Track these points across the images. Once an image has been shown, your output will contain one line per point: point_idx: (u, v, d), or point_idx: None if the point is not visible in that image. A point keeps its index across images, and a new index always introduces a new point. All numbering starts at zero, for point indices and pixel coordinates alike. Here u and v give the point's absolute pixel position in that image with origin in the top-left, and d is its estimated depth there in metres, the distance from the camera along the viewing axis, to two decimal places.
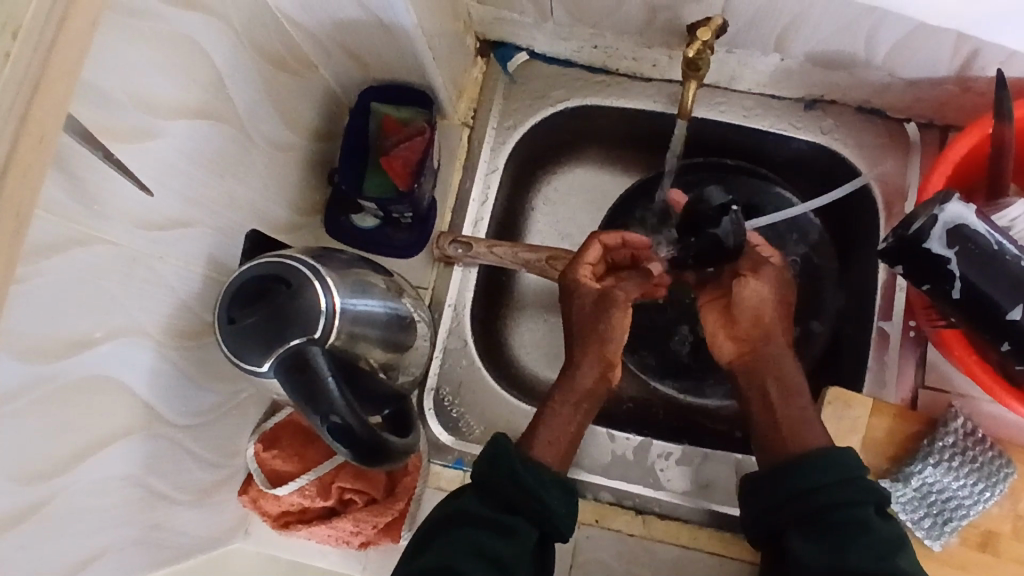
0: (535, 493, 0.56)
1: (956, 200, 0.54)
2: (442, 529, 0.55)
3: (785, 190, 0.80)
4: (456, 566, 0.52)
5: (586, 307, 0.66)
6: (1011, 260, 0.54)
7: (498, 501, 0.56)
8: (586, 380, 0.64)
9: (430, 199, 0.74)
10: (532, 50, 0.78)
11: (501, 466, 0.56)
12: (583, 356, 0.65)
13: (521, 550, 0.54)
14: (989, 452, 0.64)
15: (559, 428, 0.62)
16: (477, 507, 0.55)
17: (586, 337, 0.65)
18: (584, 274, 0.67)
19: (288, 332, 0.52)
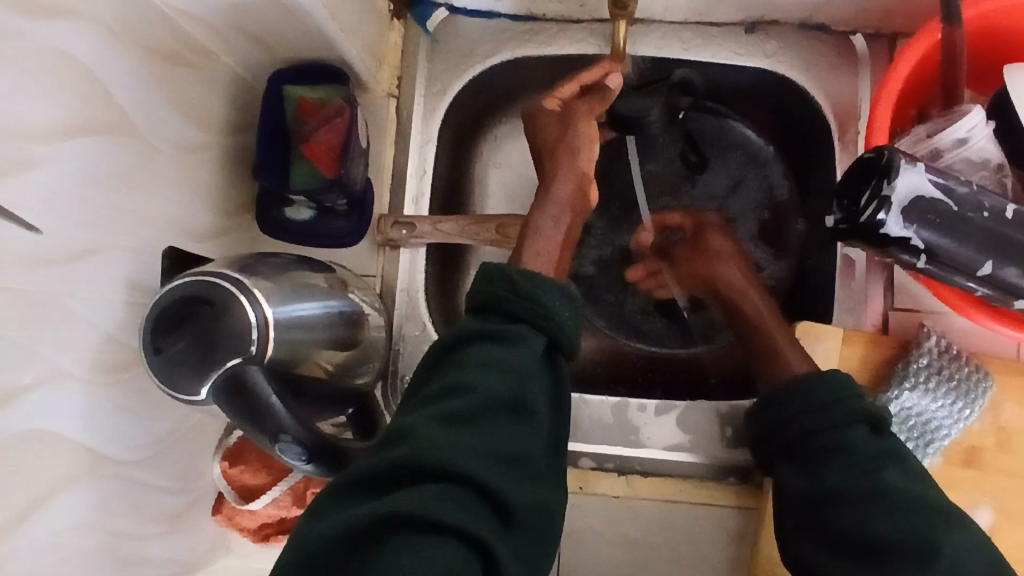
0: (536, 300, 0.51)
1: (906, 172, 0.48)
2: (449, 360, 0.51)
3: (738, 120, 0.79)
4: (466, 383, 0.48)
5: (551, 129, 0.62)
6: (973, 216, 0.49)
7: (500, 314, 0.51)
8: (566, 195, 0.59)
9: (364, 180, 0.68)
10: (451, 5, 0.72)
11: (495, 278, 0.52)
12: (555, 167, 0.60)
13: (530, 357, 0.49)
14: (966, 368, 0.63)
15: (545, 241, 0.58)
16: (475, 326, 0.50)
17: (557, 153, 0.61)
18: (551, 105, 0.63)
19: (218, 356, 0.48)
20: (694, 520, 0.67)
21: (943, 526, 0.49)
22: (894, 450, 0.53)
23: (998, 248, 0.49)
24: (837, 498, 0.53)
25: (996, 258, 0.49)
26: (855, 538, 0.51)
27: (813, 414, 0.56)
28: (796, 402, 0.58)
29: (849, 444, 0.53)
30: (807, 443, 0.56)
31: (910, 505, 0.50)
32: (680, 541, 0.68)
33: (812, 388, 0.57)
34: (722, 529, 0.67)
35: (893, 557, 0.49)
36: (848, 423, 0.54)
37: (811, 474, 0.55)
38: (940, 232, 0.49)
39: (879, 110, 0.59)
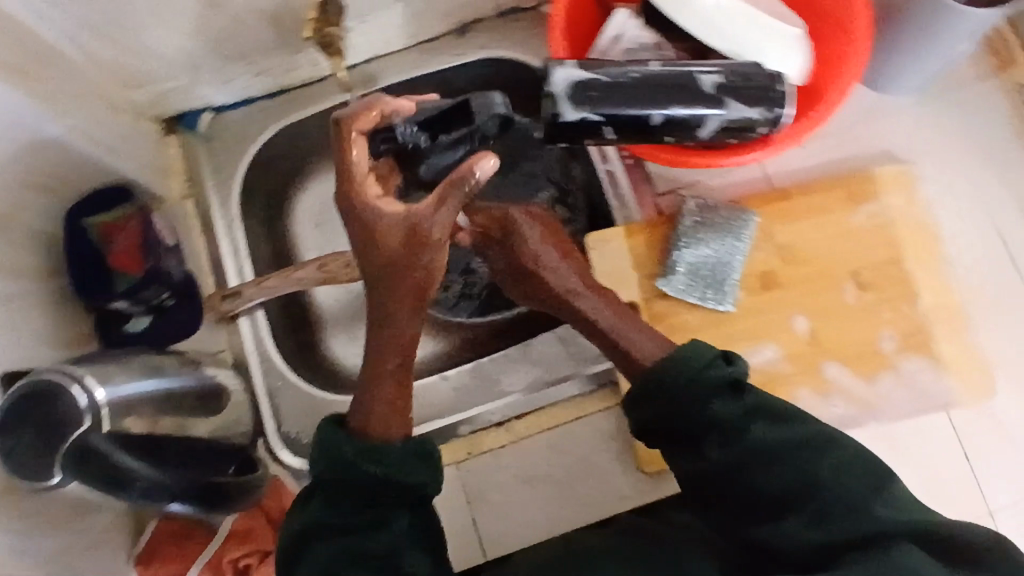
0: (389, 474, 0.47)
1: (555, 68, 0.58)
2: (334, 502, 0.47)
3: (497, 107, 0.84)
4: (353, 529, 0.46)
5: (384, 242, 0.45)
6: (624, 81, 0.59)
7: (349, 497, 0.47)
8: (384, 367, 0.49)
9: (181, 272, 0.77)
10: (213, 106, 0.83)
11: (333, 459, 0.47)
12: (394, 301, 0.47)
13: (395, 537, 0.47)
14: (726, 211, 0.73)
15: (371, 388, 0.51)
16: (324, 516, 0.47)
17: (393, 277, 0.45)
18: (392, 206, 0.45)
19: (63, 436, 0.53)
20: (572, 436, 0.73)
21: (818, 454, 0.49)
22: (761, 403, 0.51)
23: (655, 97, 0.59)
24: (730, 473, 0.50)
25: (659, 105, 0.59)
26: (752, 499, 0.49)
27: (704, 411, 0.50)
28: (662, 385, 0.52)
29: (724, 416, 0.50)
30: (681, 426, 0.51)
31: (789, 447, 0.49)
32: (570, 461, 0.73)
33: (665, 370, 0.51)
34: (602, 432, 0.73)
35: (793, 507, 0.48)
36: (710, 396, 0.50)
37: (693, 453, 0.51)
38: (605, 102, 0.58)
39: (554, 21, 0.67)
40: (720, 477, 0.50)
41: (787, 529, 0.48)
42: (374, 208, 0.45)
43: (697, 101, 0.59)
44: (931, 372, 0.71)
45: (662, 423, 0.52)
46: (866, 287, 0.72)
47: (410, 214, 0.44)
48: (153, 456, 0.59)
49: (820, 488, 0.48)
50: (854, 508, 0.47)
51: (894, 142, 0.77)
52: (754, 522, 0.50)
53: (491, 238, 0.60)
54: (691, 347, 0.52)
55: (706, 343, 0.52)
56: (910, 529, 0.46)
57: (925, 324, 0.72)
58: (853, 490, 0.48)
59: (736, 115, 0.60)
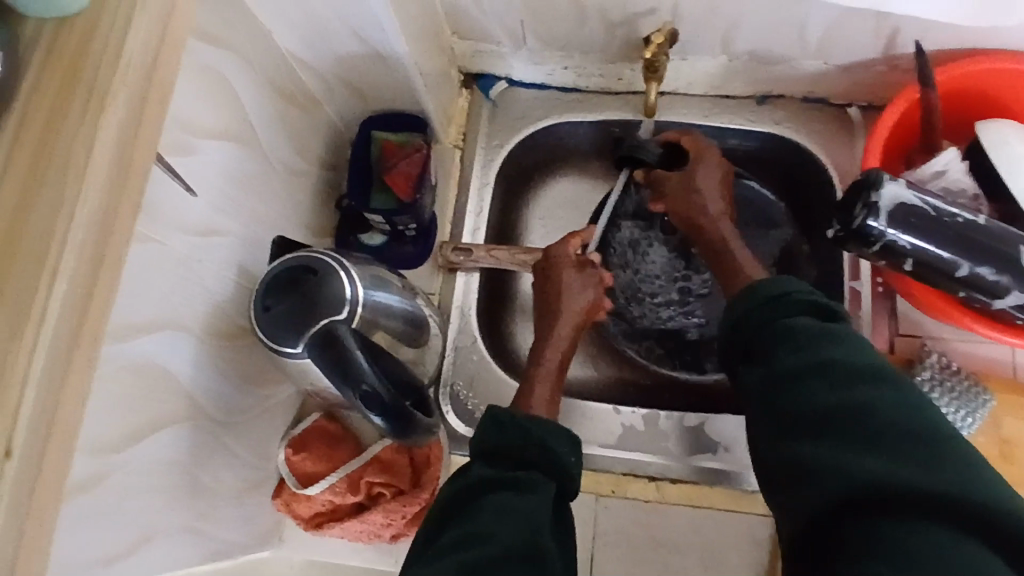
0: (547, 445, 0.55)
1: (889, 182, 0.58)
2: (495, 460, 0.54)
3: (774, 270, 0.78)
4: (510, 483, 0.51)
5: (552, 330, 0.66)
6: (948, 220, 0.58)
7: (507, 463, 0.53)
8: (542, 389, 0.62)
9: (431, 212, 0.81)
10: (510, 78, 0.87)
11: (501, 419, 0.56)
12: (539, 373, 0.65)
13: (544, 500, 0.50)
14: (966, 382, 0.70)
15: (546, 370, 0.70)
16: (487, 471, 0.52)
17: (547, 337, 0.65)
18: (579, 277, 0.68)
19: (316, 315, 0.58)
20: (721, 523, 0.72)
21: (875, 386, 0.48)
22: (848, 339, 0.53)
23: (972, 251, 0.58)
24: (792, 378, 0.52)
25: (970, 260, 0.58)
26: (792, 414, 0.50)
27: (830, 386, 0.49)
28: (756, 323, 0.59)
29: (798, 352, 0.53)
30: (759, 346, 0.57)
31: (861, 378, 0.49)
32: (706, 545, 0.72)
33: (762, 292, 0.60)
34: (748, 532, 0.72)
35: (855, 418, 0.46)
36: (830, 340, 0.52)
37: (775, 371, 0.54)
38: (922, 234, 0.58)
39: (872, 143, 0.70)
40: (785, 381, 0.52)
41: (843, 458, 0.45)
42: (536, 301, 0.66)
43: (1014, 273, 0.58)
44: None
45: (798, 413, 0.50)
46: None
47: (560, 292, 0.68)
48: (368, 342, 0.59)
49: (869, 411, 0.46)
50: (911, 434, 0.44)
51: None
52: (867, 512, 0.42)
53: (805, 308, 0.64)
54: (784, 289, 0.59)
55: (811, 293, 0.58)
56: (962, 496, 0.41)
57: None
58: (912, 427, 0.45)
59: None
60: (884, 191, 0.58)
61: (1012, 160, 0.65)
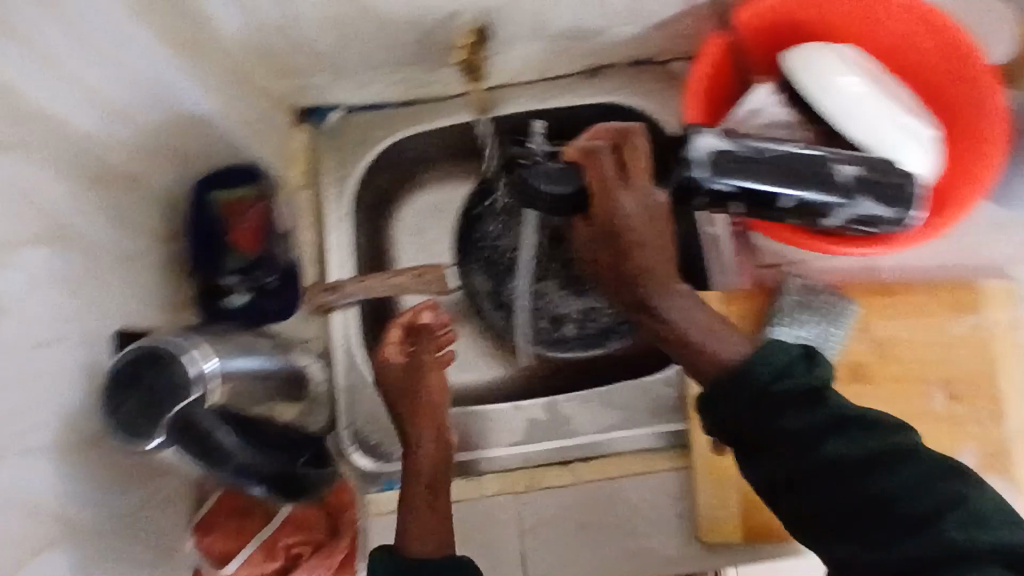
0: None
1: (699, 138, 0.58)
2: None
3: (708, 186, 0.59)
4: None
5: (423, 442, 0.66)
6: (767, 160, 0.59)
7: None
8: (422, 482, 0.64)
9: (288, 260, 0.81)
10: (345, 106, 0.86)
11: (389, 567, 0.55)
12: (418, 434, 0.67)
13: None
14: (827, 296, 0.73)
15: (411, 468, 0.65)
16: None
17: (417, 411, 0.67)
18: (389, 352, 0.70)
19: (164, 407, 0.55)
20: (637, 489, 0.73)
21: (898, 467, 0.44)
22: (850, 417, 0.45)
23: (795, 182, 0.59)
24: (834, 473, 0.44)
25: (796, 192, 0.59)
26: (844, 524, 0.44)
27: (829, 471, 0.44)
28: (756, 423, 0.46)
29: (844, 451, 0.44)
30: (792, 454, 0.45)
31: (915, 494, 0.43)
32: (628, 514, 0.73)
33: (754, 370, 0.46)
34: (666, 491, 0.73)
35: (886, 514, 0.43)
36: (834, 434, 0.45)
37: (807, 463, 0.45)
38: (745, 176, 0.58)
39: (693, 92, 0.70)
40: (819, 493, 0.45)
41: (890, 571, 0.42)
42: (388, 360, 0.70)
43: (833, 190, 0.59)
44: (1013, 496, 0.70)
45: (822, 509, 0.45)
46: (959, 398, 0.71)
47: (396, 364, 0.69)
48: (226, 416, 0.62)
49: (896, 513, 0.43)
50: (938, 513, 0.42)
51: (1005, 258, 0.76)
52: None
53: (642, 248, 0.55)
54: (777, 345, 0.48)
55: (816, 366, 0.47)
56: None
57: (1010, 444, 0.71)
58: (926, 498, 0.43)
59: (865, 211, 0.60)
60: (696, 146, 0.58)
61: (827, 77, 0.66)
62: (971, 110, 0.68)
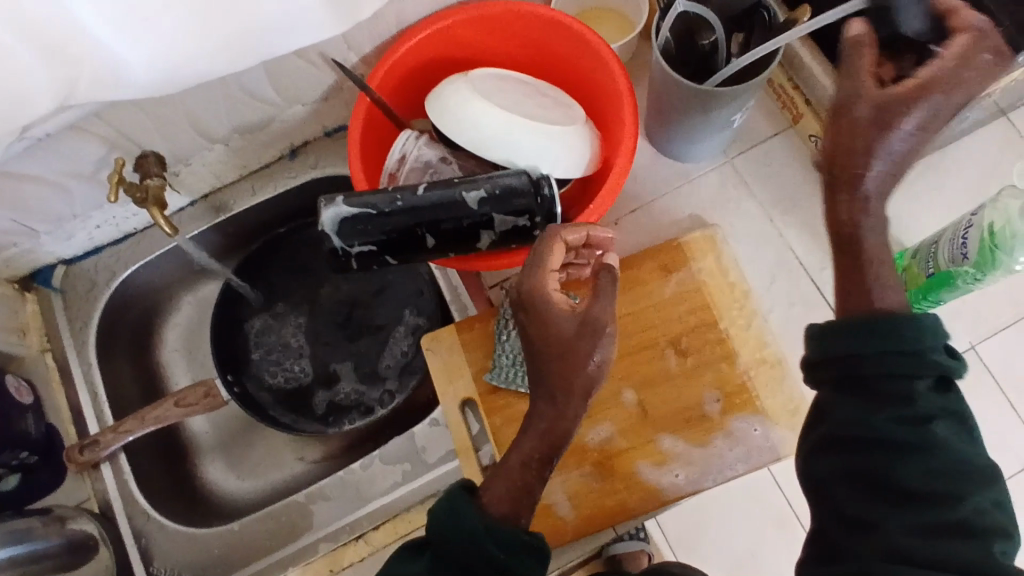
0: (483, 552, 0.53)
1: (325, 207, 0.62)
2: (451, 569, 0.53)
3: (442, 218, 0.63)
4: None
5: (562, 341, 0.60)
6: (395, 209, 0.62)
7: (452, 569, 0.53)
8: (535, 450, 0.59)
9: (41, 431, 0.79)
10: (65, 260, 0.87)
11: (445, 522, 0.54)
12: (552, 375, 0.60)
13: None
14: None
15: (528, 440, 0.59)
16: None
17: (565, 350, 0.60)
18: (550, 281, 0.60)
19: None
20: None
21: (965, 479, 0.46)
22: (923, 429, 0.47)
23: (425, 222, 0.63)
24: (883, 445, 0.47)
25: (429, 231, 0.63)
26: (890, 479, 0.47)
27: (890, 400, 0.48)
28: (882, 344, 0.48)
29: (894, 429, 0.47)
30: (870, 389, 0.48)
31: (960, 467, 0.47)
32: None
33: (900, 325, 0.48)
34: None
35: (897, 494, 0.47)
36: (917, 377, 0.48)
37: (866, 406, 0.48)
38: (370, 230, 0.63)
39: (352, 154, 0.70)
40: (872, 443, 0.48)
41: (904, 505, 0.46)
42: (547, 295, 0.60)
43: (465, 217, 0.63)
44: (763, 428, 0.72)
45: (842, 468, 0.49)
46: (686, 353, 0.74)
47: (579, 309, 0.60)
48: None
49: (930, 457, 0.46)
50: (962, 490, 0.46)
51: (699, 207, 0.81)
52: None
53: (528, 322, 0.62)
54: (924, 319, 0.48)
55: (946, 332, 0.49)
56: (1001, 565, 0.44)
57: (747, 380, 0.73)
58: (932, 491, 0.46)
59: (503, 225, 0.64)
60: (328, 217, 0.62)
61: (457, 107, 0.69)
62: (609, 87, 0.73)
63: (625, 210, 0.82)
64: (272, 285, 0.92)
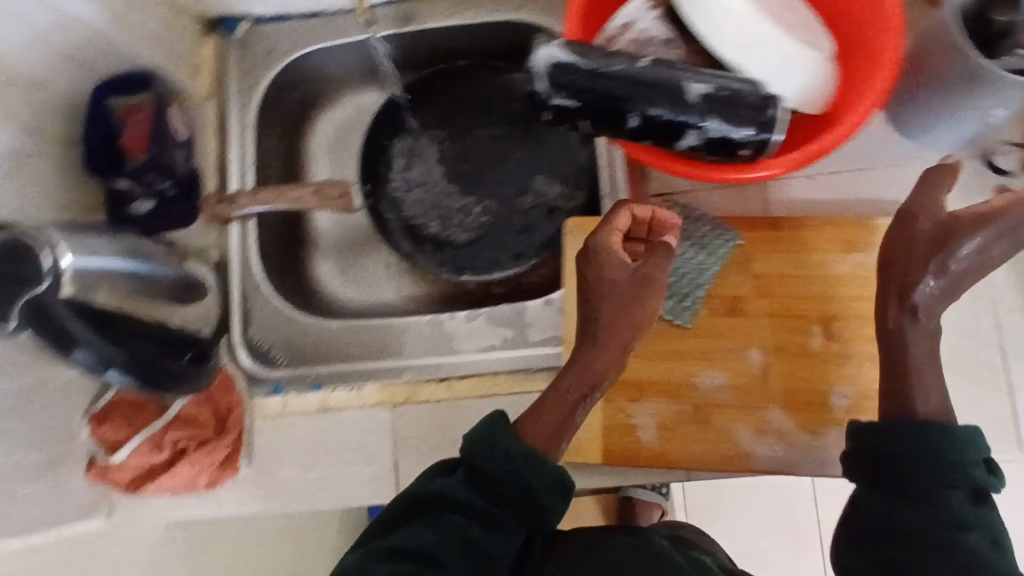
0: (521, 475, 0.52)
1: (545, 46, 0.58)
2: (478, 486, 0.52)
3: (662, 100, 0.58)
4: (488, 509, 0.52)
5: (614, 292, 0.61)
6: (613, 72, 0.58)
7: (486, 492, 0.52)
8: (569, 389, 0.59)
9: (188, 167, 0.81)
10: (254, 15, 0.86)
11: (494, 450, 0.53)
12: (599, 323, 0.61)
13: (505, 545, 0.52)
14: (706, 226, 0.72)
15: (569, 379, 0.60)
16: (455, 489, 0.52)
17: (603, 299, 0.62)
18: (612, 241, 0.63)
19: (18, 292, 0.58)
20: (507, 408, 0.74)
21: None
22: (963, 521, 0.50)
23: (640, 98, 0.58)
24: (905, 539, 0.51)
25: (639, 109, 0.58)
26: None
27: (925, 505, 0.51)
28: (922, 446, 0.53)
29: (930, 533, 0.50)
30: (914, 491, 0.52)
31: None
32: None
33: (952, 443, 0.53)
34: None
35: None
36: (952, 487, 0.52)
37: (902, 505, 0.52)
38: (582, 85, 0.58)
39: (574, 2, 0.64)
40: (895, 534, 0.52)
41: None
42: (605, 256, 0.63)
43: (680, 109, 0.58)
44: None
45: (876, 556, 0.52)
46: (833, 337, 0.69)
47: (633, 270, 0.62)
48: (82, 311, 0.62)
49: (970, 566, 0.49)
50: None
51: (905, 194, 0.73)
52: None
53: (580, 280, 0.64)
54: (969, 437, 0.53)
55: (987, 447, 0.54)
56: None
57: None
58: None
59: (717, 132, 0.58)
60: (542, 57, 0.58)
61: None
62: (872, 30, 0.64)
63: (824, 169, 0.74)
64: (438, 116, 0.89)
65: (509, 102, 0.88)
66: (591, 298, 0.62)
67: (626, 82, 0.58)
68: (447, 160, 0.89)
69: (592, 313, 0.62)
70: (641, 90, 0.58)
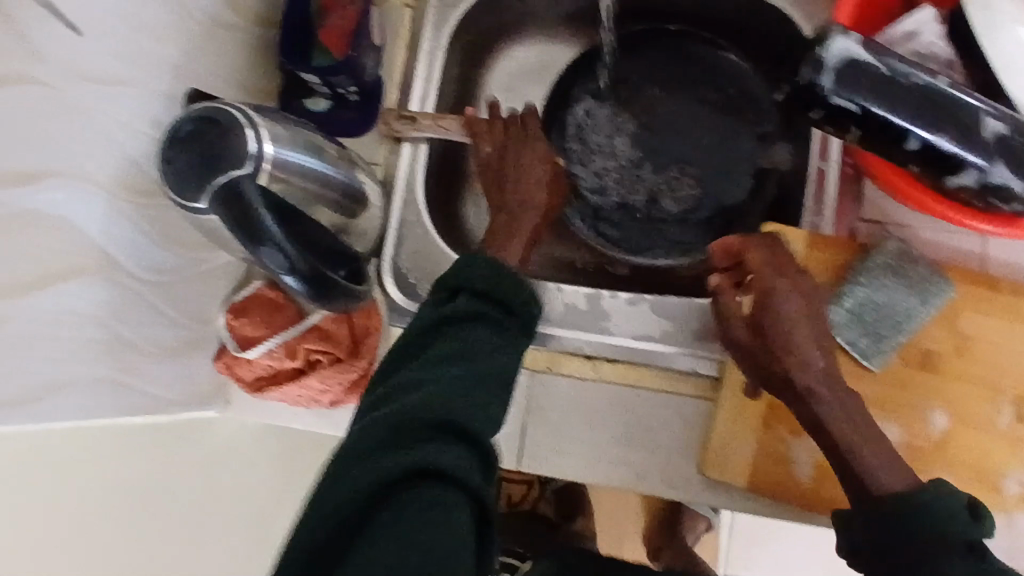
0: (505, 304, 0.54)
1: (841, 35, 0.53)
2: (479, 327, 0.52)
3: (953, 127, 0.52)
4: (478, 310, 0.52)
5: (515, 150, 0.73)
6: (909, 83, 0.52)
7: (488, 320, 0.53)
8: (522, 220, 0.68)
9: (375, 75, 0.76)
10: None
11: (462, 275, 0.54)
12: (527, 165, 0.72)
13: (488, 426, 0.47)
14: (925, 270, 0.66)
15: (525, 226, 0.68)
16: (440, 313, 0.52)
17: (524, 169, 0.72)
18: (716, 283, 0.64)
19: (218, 167, 0.55)
20: (654, 405, 0.71)
21: None
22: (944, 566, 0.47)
23: (932, 119, 0.52)
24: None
25: (927, 130, 0.52)
26: None
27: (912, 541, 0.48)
28: (923, 515, 0.49)
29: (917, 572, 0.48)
30: (904, 539, 0.49)
31: None
32: (636, 425, 0.70)
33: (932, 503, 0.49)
34: (680, 414, 0.70)
35: None
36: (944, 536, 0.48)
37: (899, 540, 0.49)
38: (871, 93, 0.52)
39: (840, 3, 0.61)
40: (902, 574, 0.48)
41: None
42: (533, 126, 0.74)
43: (971, 142, 0.52)
44: None
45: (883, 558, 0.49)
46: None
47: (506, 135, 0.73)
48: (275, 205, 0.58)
49: None
50: None
51: None
52: None
53: (502, 133, 0.73)
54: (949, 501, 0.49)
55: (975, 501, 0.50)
56: None
57: None
58: None
59: (1001, 178, 0.52)
60: (832, 47, 0.53)
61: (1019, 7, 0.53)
62: None
63: None
64: (633, 82, 0.85)
65: (715, 83, 0.84)
66: (492, 154, 0.73)
67: (919, 99, 0.52)
68: (640, 131, 0.84)
69: (511, 175, 0.72)
70: (935, 109, 0.52)
